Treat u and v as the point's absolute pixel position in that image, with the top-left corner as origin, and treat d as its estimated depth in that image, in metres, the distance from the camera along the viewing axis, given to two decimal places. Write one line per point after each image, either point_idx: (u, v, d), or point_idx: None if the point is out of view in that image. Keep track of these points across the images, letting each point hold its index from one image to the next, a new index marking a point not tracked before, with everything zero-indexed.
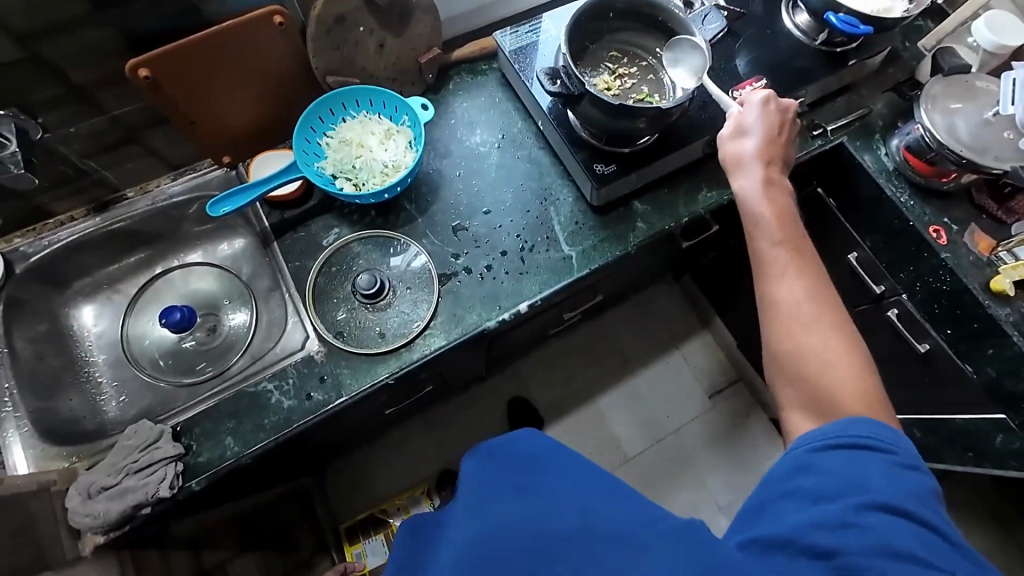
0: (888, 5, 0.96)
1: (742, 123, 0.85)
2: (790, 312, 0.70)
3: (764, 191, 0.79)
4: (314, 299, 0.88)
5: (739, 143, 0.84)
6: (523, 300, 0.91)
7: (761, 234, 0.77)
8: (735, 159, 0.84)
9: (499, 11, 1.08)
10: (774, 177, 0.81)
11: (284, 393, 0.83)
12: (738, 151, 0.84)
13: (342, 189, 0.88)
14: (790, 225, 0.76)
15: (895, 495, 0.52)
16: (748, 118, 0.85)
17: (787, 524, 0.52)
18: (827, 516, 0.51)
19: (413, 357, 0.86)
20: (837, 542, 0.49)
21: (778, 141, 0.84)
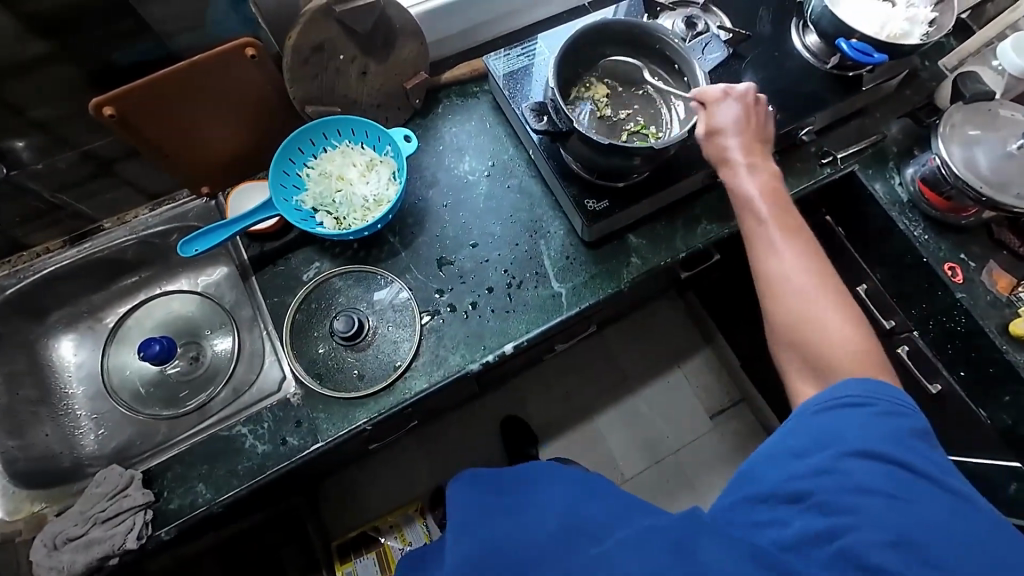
0: (905, 29, 0.90)
1: (715, 121, 0.76)
2: (807, 323, 0.63)
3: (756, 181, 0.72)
4: (292, 338, 0.85)
5: (721, 142, 0.75)
6: (510, 340, 0.87)
7: (758, 231, 0.69)
8: (722, 159, 0.75)
9: (491, 29, 1.03)
10: (761, 165, 0.74)
11: (259, 437, 0.80)
12: (722, 151, 0.75)
13: (322, 224, 0.85)
14: (781, 208, 0.70)
15: (875, 439, 0.54)
16: (724, 114, 0.76)
17: (772, 481, 0.56)
18: (808, 467, 0.54)
19: (393, 400, 0.83)
20: (815, 486, 0.53)
21: (757, 125, 0.76)
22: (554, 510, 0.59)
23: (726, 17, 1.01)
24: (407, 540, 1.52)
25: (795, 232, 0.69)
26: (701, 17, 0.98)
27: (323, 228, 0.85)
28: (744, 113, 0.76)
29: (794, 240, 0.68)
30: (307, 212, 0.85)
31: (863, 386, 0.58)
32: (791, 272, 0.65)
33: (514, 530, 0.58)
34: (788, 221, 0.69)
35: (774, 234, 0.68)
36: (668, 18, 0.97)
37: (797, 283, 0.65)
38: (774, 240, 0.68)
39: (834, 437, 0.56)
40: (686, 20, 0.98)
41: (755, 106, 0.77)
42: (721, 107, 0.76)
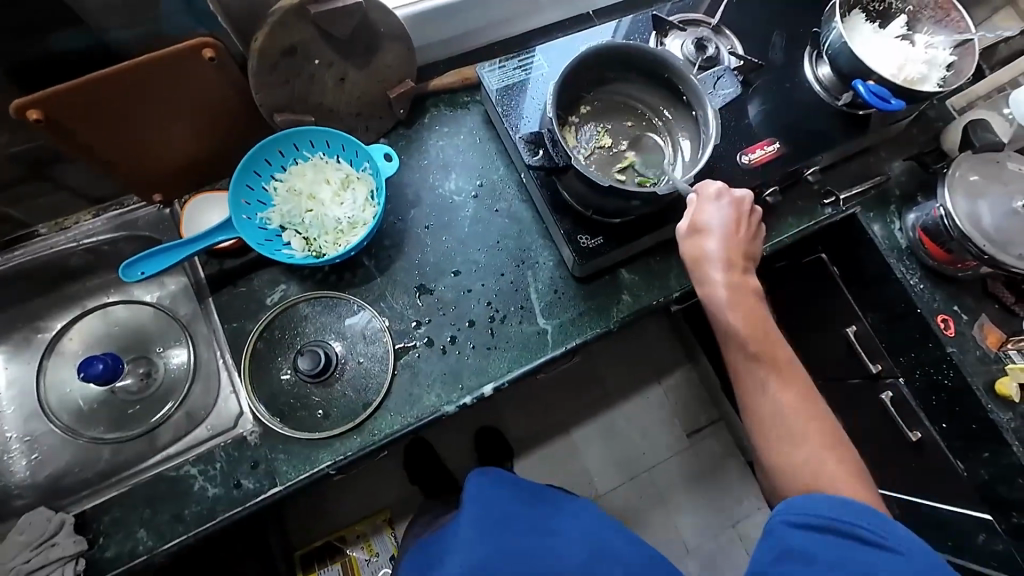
0: (923, 72, 0.85)
1: (701, 223, 0.73)
2: (794, 457, 0.66)
3: (734, 304, 0.70)
4: (251, 369, 0.78)
5: (701, 244, 0.73)
6: (490, 380, 0.82)
7: (746, 363, 0.70)
8: (699, 262, 0.73)
9: (488, 34, 0.95)
10: (741, 280, 0.72)
11: (210, 479, 0.73)
12: (700, 253, 0.73)
13: (289, 244, 0.77)
14: (764, 335, 0.70)
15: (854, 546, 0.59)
16: (713, 216, 0.73)
17: None
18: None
19: (360, 442, 0.77)
20: None
21: (740, 236, 0.73)
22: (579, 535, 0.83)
23: (738, 41, 0.95)
24: (374, 550, 1.54)
25: (783, 364, 0.70)
26: (712, 40, 0.92)
27: (290, 250, 0.77)
28: (731, 216, 0.74)
29: (779, 374, 0.69)
30: (273, 231, 0.77)
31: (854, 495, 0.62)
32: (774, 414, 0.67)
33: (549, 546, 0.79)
34: (780, 352, 0.70)
35: (760, 369, 0.69)
36: (677, 39, 0.91)
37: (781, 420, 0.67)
38: (764, 378, 0.69)
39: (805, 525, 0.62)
40: (696, 42, 0.91)
41: (743, 212, 0.74)
42: (704, 210, 0.73)
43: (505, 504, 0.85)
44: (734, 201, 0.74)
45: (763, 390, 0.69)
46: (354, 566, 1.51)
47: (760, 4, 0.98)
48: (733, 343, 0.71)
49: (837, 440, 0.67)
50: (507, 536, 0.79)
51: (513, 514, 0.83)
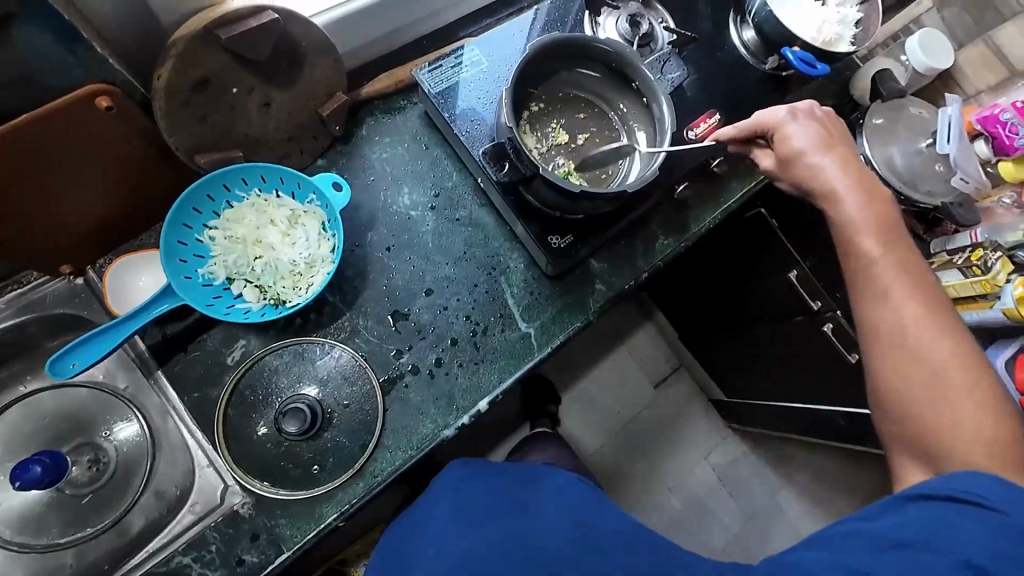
0: (838, 32, 0.90)
1: (786, 144, 0.73)
2: (916, 372, 0.60)
3: (867, 207, 0.68)
4: (227, 439, 0.72)
5: (801, 159, 0.72)
6: (484, 395, 0.80)
7: (864, 270, 0.66)
8: (793, 164, 0.73)
9: (416, 29, 0.88)
10: (873, 186, 0.69)
11: (208, 563, 0.68)
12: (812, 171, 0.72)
13: (242, 297, 0.70)
14: (897, 239, 0.66)
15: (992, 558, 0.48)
16: (796, 135, 0.73)
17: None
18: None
19: (363, 487, 0.73)
20: None
21: (841, 144, 0.73)
22: (568, 525, 0.63)
23: (667, 13, 0.95)
24: None
25: (917, 275, 0.64)
26: (644, 15, 0.91)
27: (245, 303, 0.70)
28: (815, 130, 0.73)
29: (912, 284, 0.64)
30: (221, 286, 0.69)
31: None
32: (902, 319, 0.62)
33: (532, 530, 0.62)
34: (908, 253, 0.65)
35: (884, 277, 0.64)
36: (610, 19, 0.89)
37: (906, 332, 0.61)
38: (888, 287, 0.64)
39: (927, 505, 0.52)
40: (629, 19, 0.90)
41: (828, 125, 0.74)
42: (788, 129, 0.74)
43: (496, 490, 0.74)
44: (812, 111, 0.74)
45: (892, 294, 0.63)
46: None
47: None
48: (860, 240, 0.67)
49: (982, 368, 0.59)
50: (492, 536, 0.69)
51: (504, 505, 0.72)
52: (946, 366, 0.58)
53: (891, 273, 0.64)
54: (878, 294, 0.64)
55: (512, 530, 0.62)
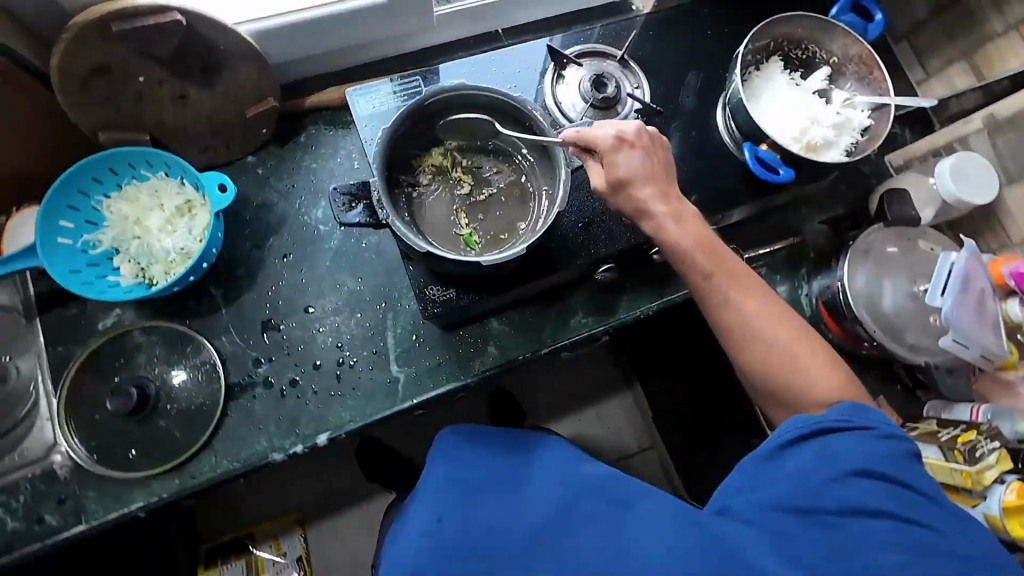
0: (830, 136, 0.77)
1: (618, 173, 0.65)
2: (774, 372, 0.64)
3: (701, 246, 0.65)
4: (68, 400, 0.74)
5: (634, 196, 0.66)
6: (326, 429, 0.77)
7: (702, 282, 0.66)
8: (641, 211, 0.66)
9: (378, 50, 0.87)
10: (684, 209, 0.67)
11: (12, 512, 0.71)
12: (641, 208, 0.66)
13: (119, 269, 0.73)
14: (725, 258, 0.66)
15: (870, 458, 0.55)
16: (635, 165, 0.65)
17: (779, 489, 0.56)
18: (838, 501, 0.54)
19: (175, 485, 0.73)
20: (851, 496, 0.54)
21: (661, 165, 0.67)
22: (554, 482, 0.71)
23: (648, 80, 0.87)
24: None
25: (741, 275, 0.66)
26: (615, 77, 0.84)
27: (118, 276, 0.72)
28: (639, 156, 0.66)
29: (738, 281, 0.66)
30: (98, 257, 0.72)
31: (854, 409, 0.59)
32: (749, 325, 0.64)
33: (505, 515, 0.67)
34: (735, 269, 0.66)
35: (721, 286, 0.65)
36: (575, 76, 0.84)
37: (746, 331, 0.64)
38: (725, 291, 0.65)
39: (773, 460, 0.59)
40: (596, 78, 0.83)
41: (655, 150, 0.67)
42: (621, 157, 0.65)
43: (472, 463, 0.75)
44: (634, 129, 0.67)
45: (751, 333, 0.64)
46: None
47: (677, 39, 0.90)
48: (693, 261, 0.65)
49: (812, 345, 0.64)
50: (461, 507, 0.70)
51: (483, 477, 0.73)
52: (813, 377, 0.63)
53: (737, 289, 0.65)
54: (746, 347, 0.64)
55: (500, 513, 0.68)
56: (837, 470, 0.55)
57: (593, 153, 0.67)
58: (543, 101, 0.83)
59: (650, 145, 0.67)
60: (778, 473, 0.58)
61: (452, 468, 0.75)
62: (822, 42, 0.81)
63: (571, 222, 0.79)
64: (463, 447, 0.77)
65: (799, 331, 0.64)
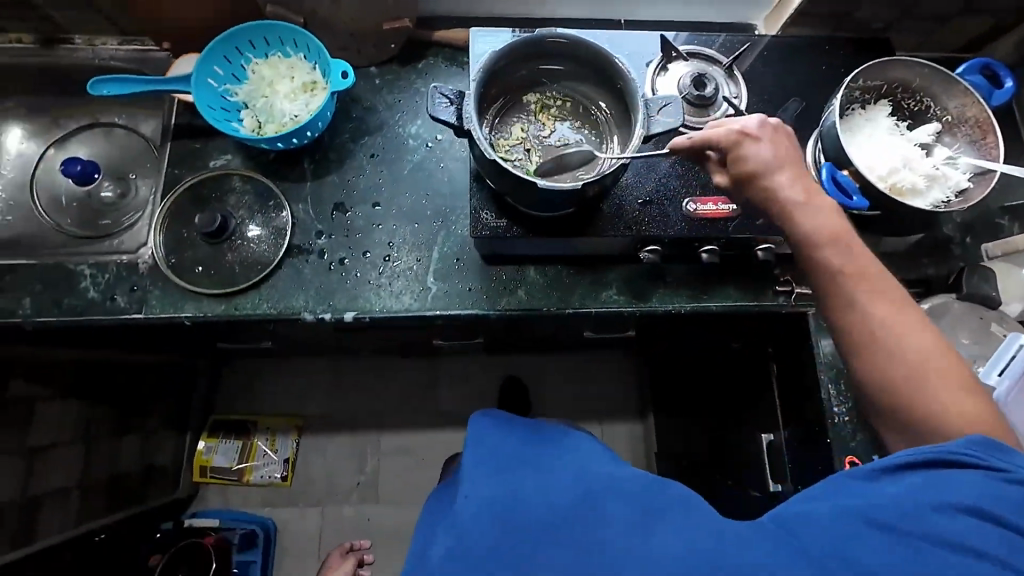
0: (918, 186, 0.75)
1: (748, 168, 0.63)
2: (907, 397, 0.57)
3: (853, 257, 0.60)
4: (167, 212, 0.87)
5: (777, 193, 0.62)
6: (355, 309, 0.85)
7: (846, 295, 0.60)
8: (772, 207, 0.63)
9: (507, 7, 0.97)
10: (836, 217, 0.62)
11: (95, 284, 0.84)
12: (787, 206, 0.62)
13: (241, 120, 0.85)
14: (873, 273, 0.60)
15: (987, 499, 0.49)
16: (765, 156, 0.62)
17: (871, 509, 0.50)
18: (942, 533, 0.48)
19: (220, 309, 0.83)
20: (958, 537, 0.47)
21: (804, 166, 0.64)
22: (581, 480, 0.54)
23: (748, 93, 0.88)
24: (275, 446, 1.66)
25: (882, 290, 0.59)
26: (716, 80, 0.87)
27: (239, 124, 0.85)
28: (779, 151, 0.63)
29: (879, 294, 0.59)
30: (231, 104, 0.85)
31: (985, 443, 0.53)
32: (896, 346, 0.57)
33: (531, 498, 0.52)
34: (881, 279, 0.59)
35: (859, 296, 0.59)
36: (678, 70, 0.88)
37: (884, 353, 0.58)
38: (864, 302, 0.59)
39: (863, 475, 0.53)
40: (697, 76, 0.86)
41: (778, 139, 0.64)
42: (748, 150, 0.63)
43: (501, 441, 0.61)
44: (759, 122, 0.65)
45: (884, 350, 0.58)
46: (252, 451, 1.65)
47: (789, 66, 0.91)
48: (853, 281, 0.59)
49: (956, 375, 0.57)
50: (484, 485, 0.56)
51: (508, 457, 0.59)
52: (940, 397, 0.56)
53: (872, 294, 0.59)
54: (870, 353, 0.58)
55: (533, 495, 0.53)
56: (944, 500, 0.49)
57: (714, 149, 0.67)
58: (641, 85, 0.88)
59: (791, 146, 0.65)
60: (868, 490, 0.52)
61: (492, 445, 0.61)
62: (939, 96, 0.79)
63: (631, 196, 0.82)
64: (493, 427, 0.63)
65: (940, 353, 0.57)
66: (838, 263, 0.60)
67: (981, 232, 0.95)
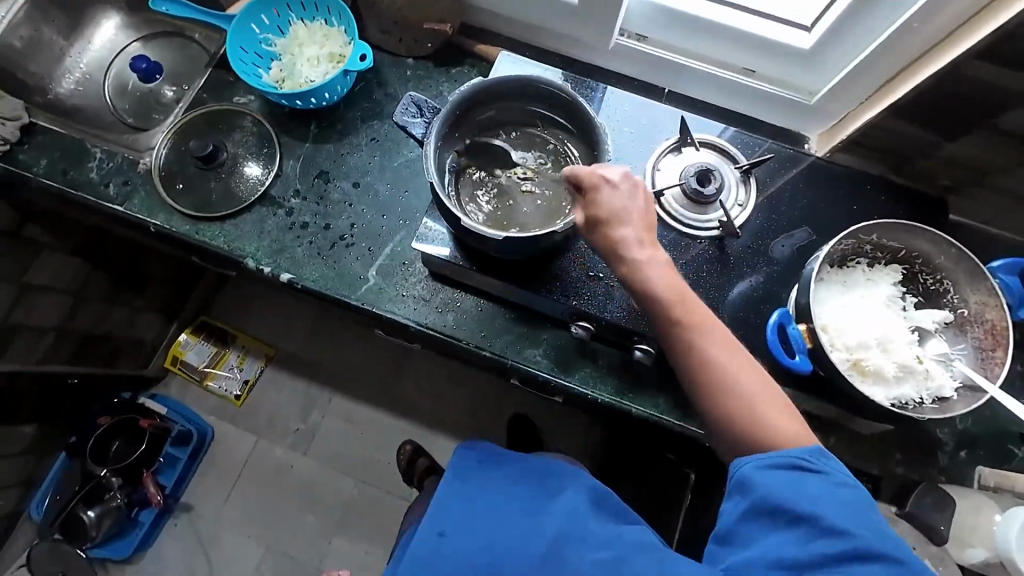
0: (889, 373, 0.65)
1: (596, 209, 0.59)
2: (731, 424, 0.56)
3: (666, 293, 0.57)
4: (181, 129, 0.94)
5: (614, 235, 0.58)
6: (294, 273, 0.87)
7: (672, 333, 0.58)
8: (615, 255, 0.58)
9: (554, 43, 0.95)
10: (652, 254, 0.58)
11: (100, 168, 0.93)
12: (614, 243, 0.58)
13: (268, 68, 0.91)
14: (681, 308, 0.57)
15: (844, 506, 0.50)
16: (616, 206, 0.58)
17: (760, 554, 0.51)
18: (808, 549, 0.49)
19: (184, 228, 0.89)
20: (827, 550, 0.48)
21: (651, 212, 0.60)
22: (558, 520, 0.68)
23: (755, 206, 0.81)
24: (242, 364, 1.67)
25: (711, 332, 0.57)
26: (723, 181, 0.80)
27: (265, 71, 0.91)
28: (630, 199, 0.59)
29: (710, 337, 0.57)
30: (265, 52, 0.91)
31: (814, 453, 0.53)
32: (712, 376, 0.56)
33: (510, 540, 0.68)
34: (706, 316, 0.58)
35: (688, 338, 0.57)
36: (689, 159, 0.82)
37: (708, 381, 0.56)
38: (701, 344, 0.57)
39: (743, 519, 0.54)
40: (704, 171, 0.80)
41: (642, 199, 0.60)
42: (603, 196, 0.59)
43: (484, 485, 0.79)
44: (624, 172, 0.60)
45: (727, 394, 0.56)
46: (222, 360, 1.67)
47: (814, 194, 0.82)
48: (681, 327, 0.57)
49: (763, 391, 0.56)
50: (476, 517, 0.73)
51: (488, 499, 0.76)
52: (774, 428, 0.54)
53: (714, 343, 0.57)
54: (712, 393, 0.56)
55: (504, 541, 0.68)
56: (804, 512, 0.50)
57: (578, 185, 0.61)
58: (644, 160, 0.83)
59: (639, 195, 0.59)
60: (763, 533, 0.52)
61: (471, 482, 0.80)
62: (961, 283, 0.67)
63: (583, 266, 0.78)
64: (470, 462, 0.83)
65: (759, 381, 0.56)
66: (676, 314, 0.57)
67: (983, 451, 0.80)
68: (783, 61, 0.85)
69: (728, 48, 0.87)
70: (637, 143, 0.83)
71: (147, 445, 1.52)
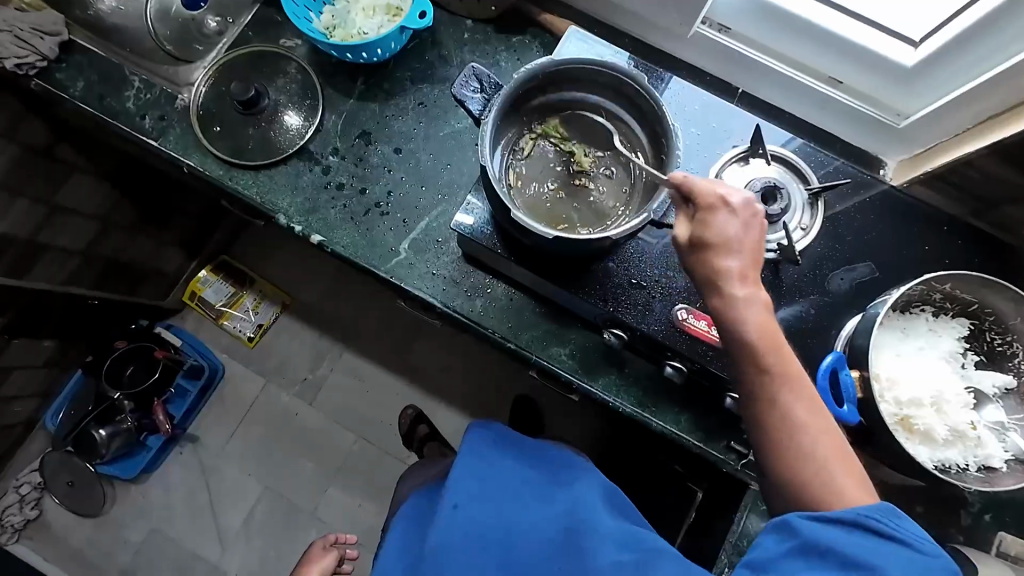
0: (938, 434, 0.61)
1: (705, 234, 0.54)
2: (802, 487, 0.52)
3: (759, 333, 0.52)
4: (222, 67, 0.90)
5: (720, 265, 0.53)
6: (324, 235, 0.85)
7: (756, 381, 0.53)
8: (713, 285, 0.54)
9: (626, 24, 0.88)
10: (754, 290, 0.53)
11: (137, 98, 0.89)
12: (719, 272, 0.53)
13: (320, 13, 0.85)
14: (773, 358, 0.52)
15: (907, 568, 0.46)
16: (730, 233, 0.53)
17: None
18: None
19: (217, 173, 0.86)
20: None
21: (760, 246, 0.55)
22: (568, 514, 0.67)
23: (818, 232, 0.76)
24: (257, 308, 1.67)
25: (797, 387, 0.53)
26: (789, 202, 0.74)
27: (317, 17, 0.85)
28: (745, 227, 0.53)
29: (797, 391, 0.52)
30: None
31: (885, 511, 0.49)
32: (795, 434, 0.52)
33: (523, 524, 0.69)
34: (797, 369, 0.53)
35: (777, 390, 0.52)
36: (755, 171, 0.76)
37: (788, 443, 0.52)
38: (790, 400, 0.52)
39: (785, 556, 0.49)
40: (770, 187, 0.74)
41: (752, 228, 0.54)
42: (718, 220, 0.53)
43: (498, 467, 0.76)
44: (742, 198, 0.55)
45: (791, 456, 0.52)
46: (237, 302, 1.66)
47: (883, 227, 0.77)
48: (770, 377, 0.52)
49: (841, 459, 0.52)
50: (487, 500, 0.72)
51: (504, 483, 0.74)
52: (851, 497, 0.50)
53: (799, 403, 0.52)
54: (786, 453, 0.52)
55: (514, 527, 0.68)
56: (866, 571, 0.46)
57: (690, 202, 0.56)
58: (708, 167, 0.77)
59: (751, 225, 0.54)
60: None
61: (486, 463, 0.77)
62: None
63: (627, 273, 0.74)
64: (489, 438, 0.81)
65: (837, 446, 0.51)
66: (770, 361, 0.53)
67: (1008, 517, 0.77)
68: (877, 77, 0.78)
69: (818, 54, 0.79)
70: (702, 147, 0.78)
71: (160, 375, 1.52)
